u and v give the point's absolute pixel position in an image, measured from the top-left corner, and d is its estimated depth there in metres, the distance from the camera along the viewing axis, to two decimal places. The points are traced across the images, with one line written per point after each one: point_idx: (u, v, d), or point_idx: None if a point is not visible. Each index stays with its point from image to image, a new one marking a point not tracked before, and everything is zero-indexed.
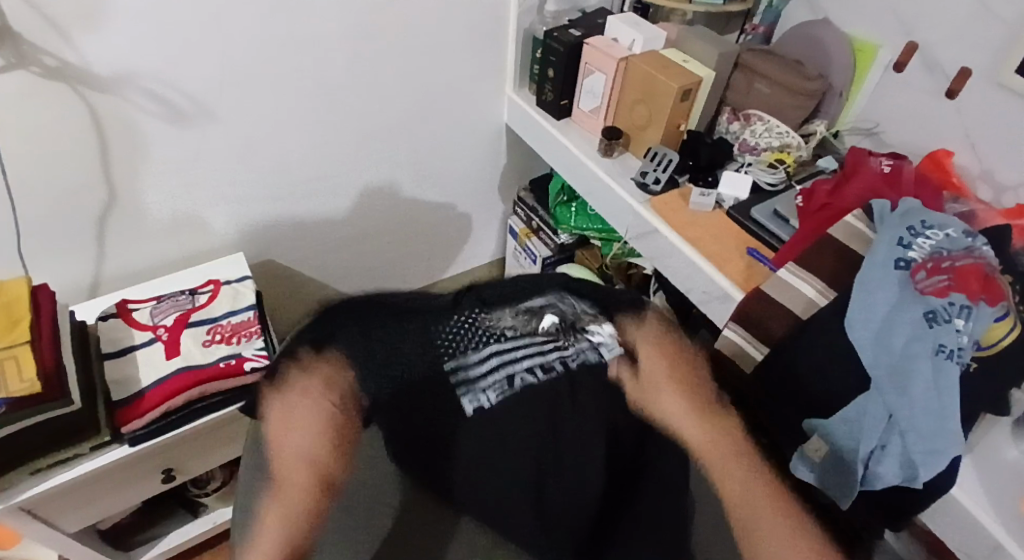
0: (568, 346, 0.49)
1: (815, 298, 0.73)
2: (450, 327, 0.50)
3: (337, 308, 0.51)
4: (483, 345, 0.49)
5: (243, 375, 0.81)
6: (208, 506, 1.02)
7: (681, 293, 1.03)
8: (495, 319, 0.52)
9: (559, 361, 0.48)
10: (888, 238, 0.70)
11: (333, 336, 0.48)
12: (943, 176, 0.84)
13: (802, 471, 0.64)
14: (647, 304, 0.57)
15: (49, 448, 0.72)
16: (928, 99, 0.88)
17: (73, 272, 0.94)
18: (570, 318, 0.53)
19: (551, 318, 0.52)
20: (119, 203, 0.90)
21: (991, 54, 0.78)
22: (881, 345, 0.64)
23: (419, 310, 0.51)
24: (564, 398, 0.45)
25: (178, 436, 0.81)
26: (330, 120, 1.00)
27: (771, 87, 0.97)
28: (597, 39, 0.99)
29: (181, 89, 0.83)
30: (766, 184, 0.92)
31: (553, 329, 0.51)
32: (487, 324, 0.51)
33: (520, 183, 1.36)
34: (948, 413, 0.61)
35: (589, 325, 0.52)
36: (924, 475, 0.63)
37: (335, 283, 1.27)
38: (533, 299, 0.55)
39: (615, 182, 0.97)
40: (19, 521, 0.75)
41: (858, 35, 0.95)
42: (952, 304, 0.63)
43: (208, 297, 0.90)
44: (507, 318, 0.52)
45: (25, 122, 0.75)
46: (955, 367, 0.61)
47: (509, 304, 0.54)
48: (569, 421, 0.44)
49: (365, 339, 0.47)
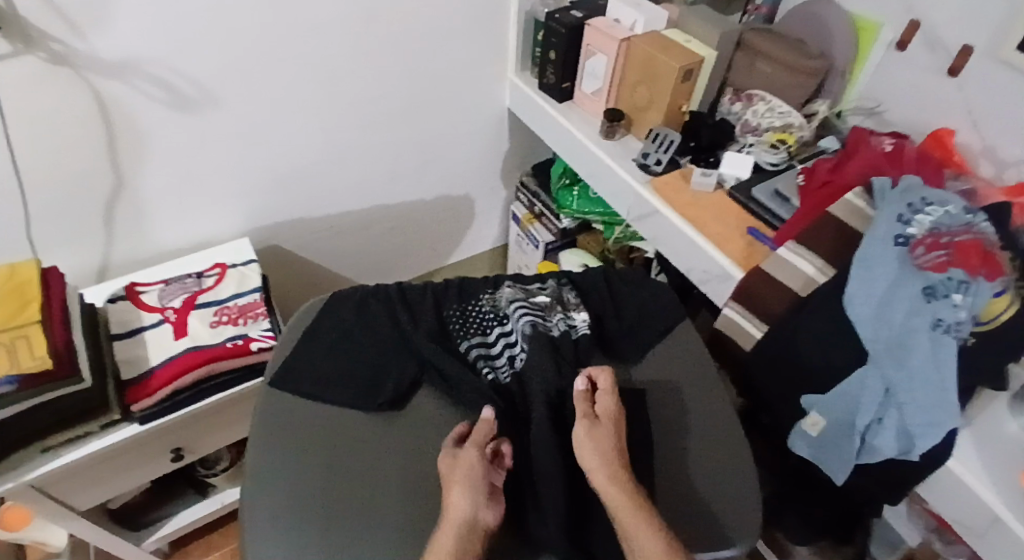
0: (554, 319, 0.73)
1: (815, 276, 0.73)
2: (466, 314, 0.74)
3: (389, 295, 0.75)
4: (490, 325, 0.73)
5: (250, 355, 0.83)
6: (217, 487, 1.04)
7: (682, 274, 1.03)
8: (499, 304, 0.76)
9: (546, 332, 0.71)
10: (888, 215, 0.70)
11: (389, 321, 0.71)
12: (945, 154, 0.84)
13: (800, 446, 0.73)
14: (627, 299, 0.78)
15: (62, 427, 0.74)
16: (931, 76, 0.87)
17: (81, 257, 0.95)
18: (558, 300, 0.76)
19: (545, 298, 0.77)
20: (125, 189, 0.91)
21: (992, 29, 0.77)
22: (879, 319, 0.64)
23: (446, 302, 0.75)
24: (545, 366, 0.66)
25: (186, 415, 0.82)
26: (333, 105, 1.01)
27: (773, 67, 0.97)
28: (598, 21, 0.99)
29: (185, 74, 0.84)
30: (767, 165, 0.93)
31: (544, 305, 0.75)
32: (493, 309, 0.75)
33: (522, 168, 1.37)
34: (946, 387, 0.60)
35: (571, 308, 0.76)
36: (920, 447, 0.64)
37: (339, 268, 1.29)
38: (534, 286, 0.79)
39: (616, 163, 0.98)
40: (33, 498, 0.76)
41: (859, 14, 0.95)
42: (950, 279, 0.62)
43: (214, 280, 0.91)
44: (507, 299, 0.77)
45: (32, 108, 0.76)
46: (952, 342, 0.60)
47: (513, 290, 0.78)
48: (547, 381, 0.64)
49: (408, 321, 0.72)
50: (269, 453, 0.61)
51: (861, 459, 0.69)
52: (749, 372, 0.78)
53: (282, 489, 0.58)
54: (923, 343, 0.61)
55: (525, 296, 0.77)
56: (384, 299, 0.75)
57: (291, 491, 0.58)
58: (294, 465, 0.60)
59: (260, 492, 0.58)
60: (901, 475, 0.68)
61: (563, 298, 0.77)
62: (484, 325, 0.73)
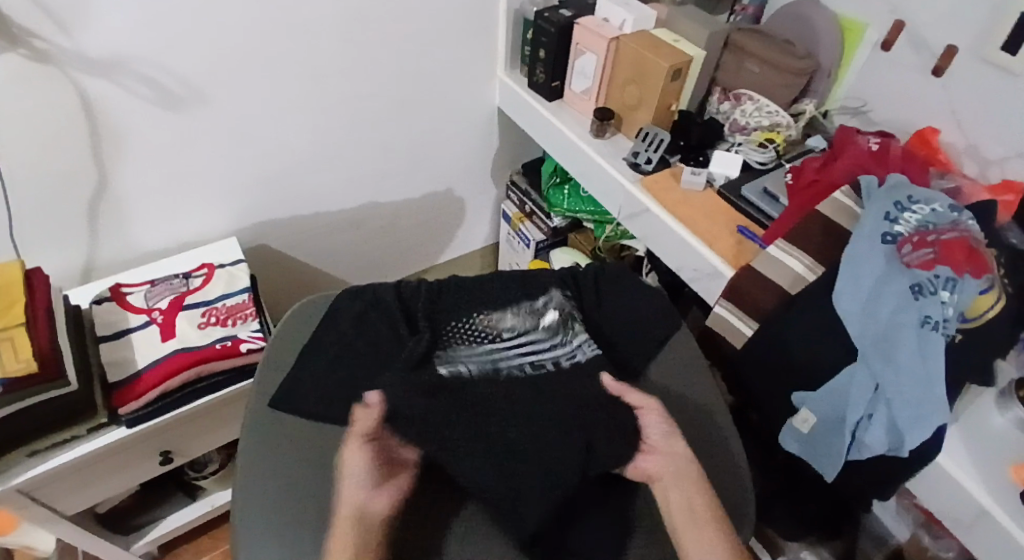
0: (562, 342, 0.68)
1: (804, 273, 0.74)
2: (462, 325, 0.70)
3: (382, 307, 0.72)
4: (484, 340, 0.68)
5: (239, 356, 0.82)
6: (206, 489, 1.03)
7: (673, 272, 1.04)
8: (499, 323, 0.71)
9: (552, 359, 0.66)
10: (876, 212, 0.71)
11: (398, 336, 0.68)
12: (930, 152, 0.85)
13: (789, 443, 0.73)
14: (642, 317, 0.75)
15: (47, 430, 0.72)
16: (915, 76, 0.89)
17: (65, 258, 0.94)
18: (564, 316, 0.71)
19: (552, 314, 0.71)
20: (110, 188, 0.90)
21: (976, 30, 0.79)
22: (867, 315, 0.65)
23: (443, 312, 0.71)
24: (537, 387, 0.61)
25: (175, 417, 0.81)
26: (321, 103, 1.00)
27: (760, 66, 0.97)
28: (588, 20, 0.99)
29: (171, 71, 0.83)
30: (756, 163, 0.93)
31: (550, 324, 0.70)
32: (493, 327, 0.70)
33: (513, 167, 1.37)
34: (934, 382, 0.62)
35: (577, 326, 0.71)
36: (909, 442, 0.65)
37: (328, 269, 1.28)
38: (538, 300, 0.74)
39: (607, 162, 0.98)
40: (18, 504, 0.75)
41: (846, 14, 0.96)
42: (937, 276, 0.63)
43: (202, 280, 0.90)
44: (508, 320, 0.71)
45: (14, 105, 0.74)
46: (940, 338, 0.62)
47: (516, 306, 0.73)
48: (544, 403, 0.59)
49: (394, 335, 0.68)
50: (266, 471, 0.59)
51: (851, 455, 0.70)
52: (740, 370, 0.79)
53: (272, 505, 0.56)
54: (910, 339, 0.63)
55: (531, 320, 0.71)
56: (376, 308, 0.72)
57: (280, 508, 0.56)
58: (286, 481, 0.58)
59: (253, 514, 0.56)
60: (890, 469, 0.69)
61: (569, 312, 0.72)
62: (465, 337, 0.68)
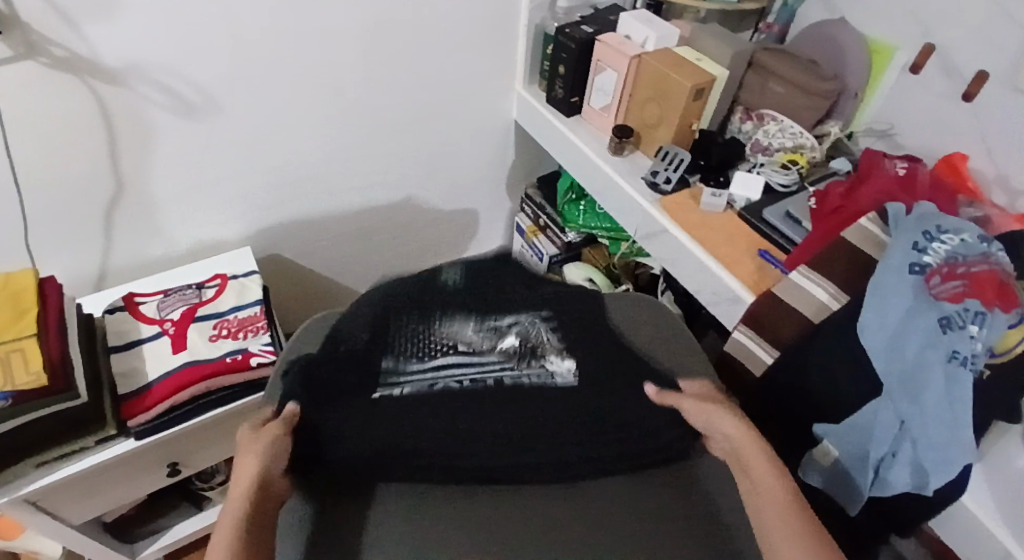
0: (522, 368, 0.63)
1: (828, 303, 0.72)
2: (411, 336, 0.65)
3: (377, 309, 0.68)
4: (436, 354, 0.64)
5: (248, 370, 0.81)
6: (212, 499, 1.02)
7: (689, 293, 1.02)
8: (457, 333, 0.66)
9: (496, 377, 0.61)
10: (903, 242, 0.68)
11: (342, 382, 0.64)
12: (958, 180, 0.83)
13: (811, 477, 0.71)
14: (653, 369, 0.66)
15: (55, 442, 0.72)
16: (944, 101, 0.86)
17: (79, 264, 0.94)
18: (529, 345, 0.65)
19: (512, 340, 0.66)
20: (126, 195, 0.90)
21: (1009, 56, 0.77)
22: (893, 350, 0.63)
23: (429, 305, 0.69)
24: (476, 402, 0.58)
25: (183, 429, 0.80)
26: (338, 114, 1.00)
27: (785, 87, 0.96)
28: (609, 36, 0.98)
29: (189, 81, 0.83)
30: (778, 186, 0.91)
31: (510, 351, 0.65)
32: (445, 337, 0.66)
33: (527, 181, 1.36)
34: (962, 421, 0.60)
35: (548, 354, 0.64)
36: (934, 483, 0.62)
37: (339, 279, 1.27)
38: (501, 318, 0.68)
39: (624, 180, 0.96)
40: (24, 512, 0.74)
41: (875, 36, 0.94)
42: (966, 309, 0.61)
43: (214, 291, 0.89)
44: (469, 334, 0.66)
45: (31, 113, 0.74)
46: (970, 375, 0.59)
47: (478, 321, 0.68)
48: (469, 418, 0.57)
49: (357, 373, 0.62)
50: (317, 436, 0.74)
51: (873, 492, 0.68)
52: (760, 397, 0.77)
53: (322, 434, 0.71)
54: (938, 375, 0.61)
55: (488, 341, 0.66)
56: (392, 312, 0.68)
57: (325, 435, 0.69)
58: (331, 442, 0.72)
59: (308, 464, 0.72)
60: (913, 506, 0.67)
61: (538, 342, 0.66)
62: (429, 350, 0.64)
